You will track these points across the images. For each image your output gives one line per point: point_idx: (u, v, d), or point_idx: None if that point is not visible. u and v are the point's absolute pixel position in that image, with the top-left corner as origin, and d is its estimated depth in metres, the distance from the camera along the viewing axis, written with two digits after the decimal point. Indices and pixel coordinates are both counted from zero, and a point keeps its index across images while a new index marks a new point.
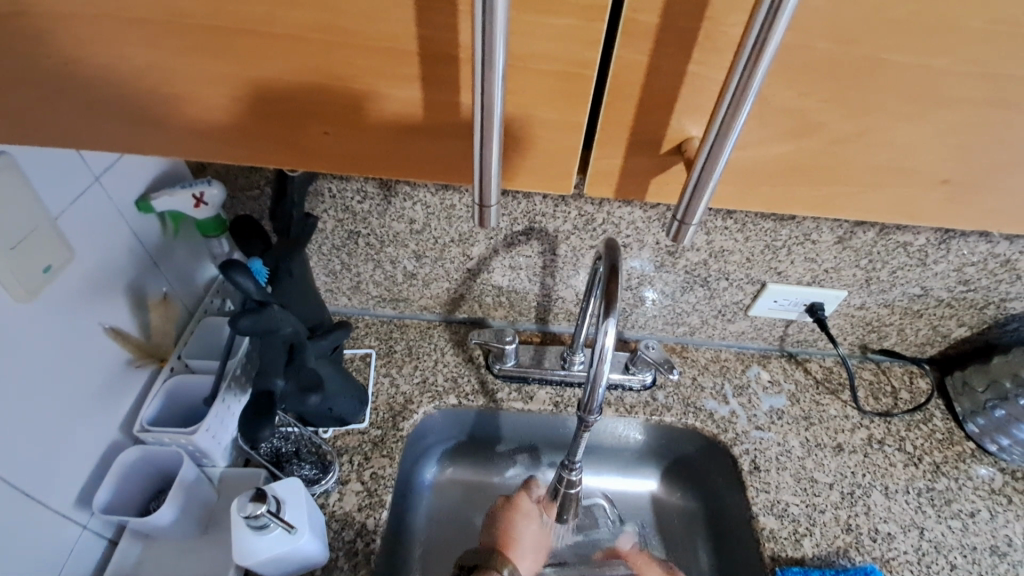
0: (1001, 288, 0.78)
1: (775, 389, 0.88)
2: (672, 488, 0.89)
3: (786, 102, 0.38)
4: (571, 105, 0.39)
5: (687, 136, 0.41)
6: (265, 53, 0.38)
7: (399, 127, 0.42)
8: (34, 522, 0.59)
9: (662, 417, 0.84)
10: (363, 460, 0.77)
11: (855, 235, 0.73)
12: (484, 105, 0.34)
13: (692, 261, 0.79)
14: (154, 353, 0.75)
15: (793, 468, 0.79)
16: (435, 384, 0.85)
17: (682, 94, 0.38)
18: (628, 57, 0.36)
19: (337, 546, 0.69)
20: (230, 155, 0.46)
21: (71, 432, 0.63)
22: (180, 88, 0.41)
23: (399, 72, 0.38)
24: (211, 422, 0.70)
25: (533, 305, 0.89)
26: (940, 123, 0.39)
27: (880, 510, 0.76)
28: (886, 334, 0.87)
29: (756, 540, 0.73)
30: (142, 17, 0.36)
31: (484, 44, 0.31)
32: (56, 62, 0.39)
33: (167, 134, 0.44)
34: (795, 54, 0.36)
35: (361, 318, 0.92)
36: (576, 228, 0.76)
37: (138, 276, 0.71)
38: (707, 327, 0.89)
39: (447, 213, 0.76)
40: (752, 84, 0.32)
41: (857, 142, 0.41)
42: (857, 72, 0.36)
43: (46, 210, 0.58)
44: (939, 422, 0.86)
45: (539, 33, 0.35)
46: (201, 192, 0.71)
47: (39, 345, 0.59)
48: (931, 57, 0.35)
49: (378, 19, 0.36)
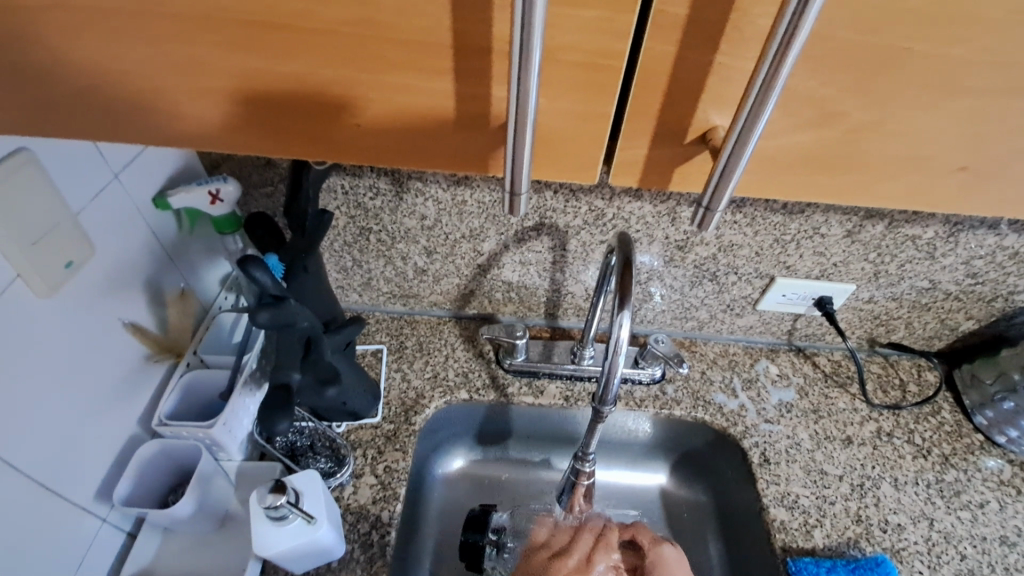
0: (1009, 280, 0.79)
1: (783, 382, 0.88)
2: (680, 482, 0.89)
3: (809, 92, 0.39)
4: (598, 96, 0.40)
5: (711, 125, 0.41)
6: (300, 48, 0.39)
7: (428, 119, 0.43)
8: (57, 513, 0.60)
9: (672, 411, 0.84)
10: (376, 454, 0.78)
11: (865, 228, 0.73)
12: (520, 96, 0.35)
13: (701, 255, 0.80)
14: (172, 348, 0.76)
15: (802, 460, 0.80)
16: (446, 379, 0.86)
17: (709, 83, 0.39)
18: (656, 49, 0.37)
19: (353, 538, 0.70)
20: (260, 147, 0.46)
21: (93, 425, 0.64)
22: (215, 82, 0.41)
23: (431, 65, 0.39)
24: (229, 416, 0.71)
25: (542, 300, 0.89)
26: (957, 112, 0.40)
27: (890, 502, 0.77)
28: (895, 327, 0.88)
29: (766, 532, 0.74)
30: (181, 12, 0.37)
31: (523, 36, 0.32)
32: (95, 58, 0.40)
33: (199, 126, 0.45)
34: (820, 44, 0.36)
35: (373, 314, 0.93)
36: (587, 224, 0.77)
37: (155, 272, 0.72)
38: (716, 321, 0.90)
39: (459, 209, 0.77)
40: (780, 72, 0.33)
41: (878, 131, 0.41)
42: (880, 62, 0.37)
43: (67, 207, 0.59)
44: (948, 415, 0.86)
45: (570, 26, 0.36)
46: (217, 188, 0.72)
47: (62, 339, 0.60)
48: (952, 47, 0.36)
49: (414, 12, 0.36)
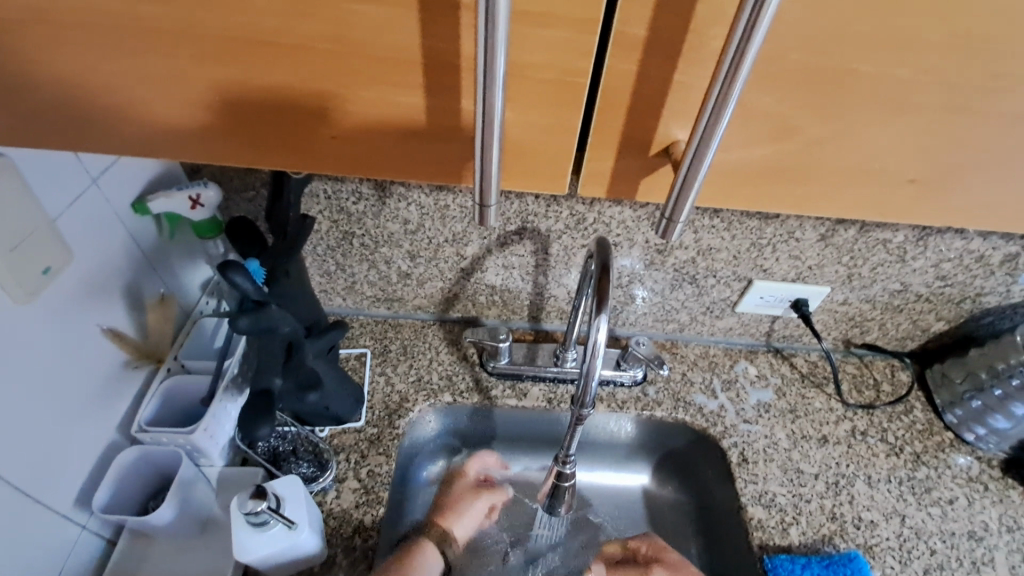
0: (976, 283, 0.81)
1: (762, 382, 0.90)
2: (662, 481, 0.91)
3: (768, 108, 0.40)
4: (564, 111, 0.41)
5: (673, 140, 0.42)
6: (268, 61, 0.39)
7: (397, 131, 0.43)
8: (35, 521, 0.60)
9: (653, 411, 0.85)
10: (359, 458, 0.78)
11: (838, 232, 0.75)
12: (485, 111, 0.35)
13: (680, 259, 0.81)
14: (152, 353, 0.75)
15: (779, 459, 0.82)
16: (430, 382, 0.86)
17: (670, 99, 0.40)
18: (618, 66, 0.38)
19: (335, 542, 0.71)
20: (233, 158, 0.47)
21: (72, 432, 0.64)
22: (185, 95, 0.42)
23: (399, 79, 0.40)
24: (210, 422, 0.71)
25: (526, 303, 0.90)
26: (912, 128, 0.41)
27: (864, 499, 0.79)
28: (868, 329, 0.90)
29: (744, 530, 0.76)
30: (149, 27, 0.38)
31: (484, 54, 0.33)
32: (63, 71, 0.40)
33: (171, 138, 0.45)
34: (775, 63, 0.37)
35: (356, 318, 0.93)
36: (568, 228, 0.78)
37: (134, 277, 0.72)
38: (697, 323, 0.91)
39: (441, 214, 0.78)
40: (732, 90, 0.34)
41: (835, 145, 0.43)
42: (834, 80, 0.38)
43: (45, 212, 0.58)
44: (919, 413, 0.88)
45: (534, 44, 0.37)
46: (197, 193, 0.71)
47: (39, 347, 0.59)
48: (902, 67, 0.37)
49: (380, 30, 0.37)
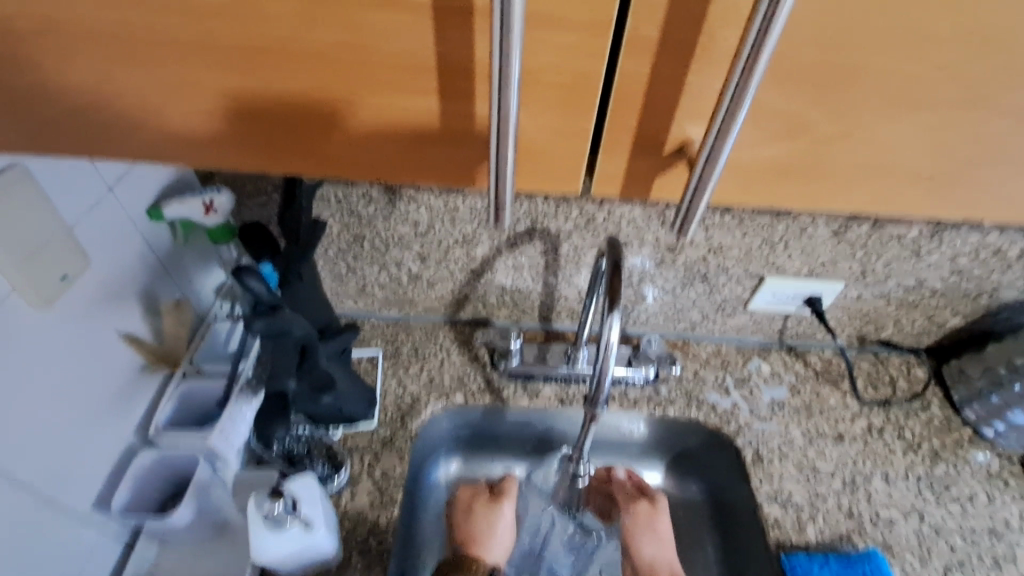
0: (993, 277, 0.80)
1: (775, 381, 0.89)
2: (675, 481, 0.90)
3: (779, 106, 0.40)
4: (577, 111, 0.41)
5: (687, 138, 0.42)
6: (285, 68, 0.40)
7: (413, 136, 0.44)
8: (56, 526, 0.60)
9: (666, 410, 0.85)
10: (374, 460, 0.78)
11: (850, 228, 0.75)
12: (499, 113, 0.36)
13: (691, 257, 0.81)
14: (168, 359, 0.76)
15: (795, 457, 0.81)
16: (442, 384, 0.86)
17: (683, 99, 0.40)
18: (631, 68, 0.38)
19: (351, 544, 0.71)
20: (252, 164, 0.47)
21: (91, 438, 0.65)
22: (204, 103, 0.42)
23: (413, 84, 0.40)
24: (225, 425, 0.71)
25: (536, 303, 0.90)
26: (926, 123, 0.41)
27: (881, 497, 0.78)
28: (883, 325, 0.89)
29: (761, 529, 0.75)
30: (168, 38, 0.38)
31: (501, 57, 0.33)
32: (85, 82, 0.41)
33: (191, 146, 0.46)
34: (787, 60, 0.37)
35: (368, 321, 0.94)
36: (578, 228, 0.78)
37: (150, 283, 0.73)
38: (708, 322, 0.91)
39: (451, 216, 0.78)
40: (747, 90, 0.34)
41: (848, 141, 0.42)
42: (846, 76, 0.38)
43: (62, 220, 0.59)
44: (937, 410, 0.87)
45: (546, 46, 0.37)
46: (211, 199, 0.72)
47: (58, 353, 0.60)
48: (917, 62, 0.37)
49: (396, 35, 0.37)
